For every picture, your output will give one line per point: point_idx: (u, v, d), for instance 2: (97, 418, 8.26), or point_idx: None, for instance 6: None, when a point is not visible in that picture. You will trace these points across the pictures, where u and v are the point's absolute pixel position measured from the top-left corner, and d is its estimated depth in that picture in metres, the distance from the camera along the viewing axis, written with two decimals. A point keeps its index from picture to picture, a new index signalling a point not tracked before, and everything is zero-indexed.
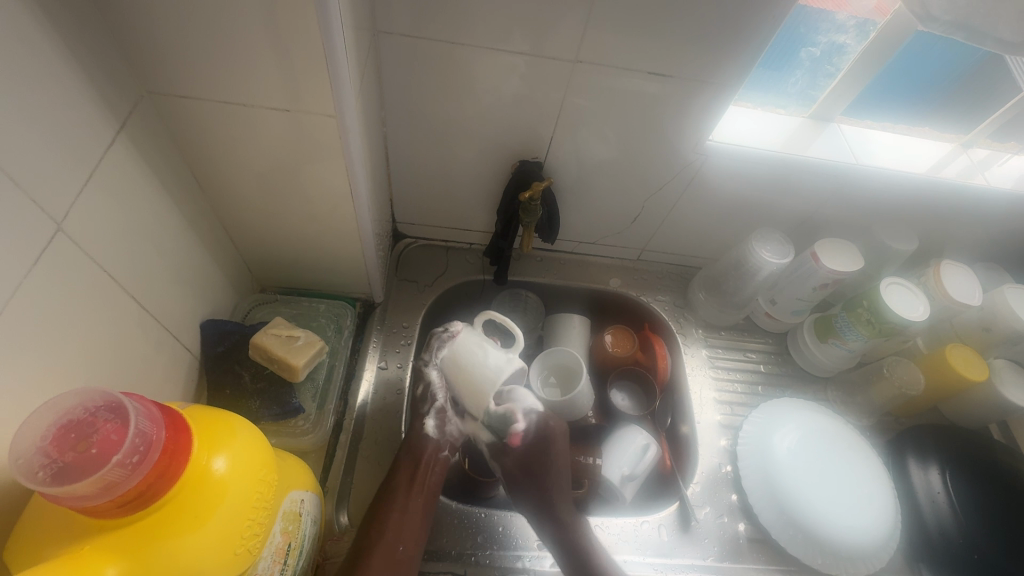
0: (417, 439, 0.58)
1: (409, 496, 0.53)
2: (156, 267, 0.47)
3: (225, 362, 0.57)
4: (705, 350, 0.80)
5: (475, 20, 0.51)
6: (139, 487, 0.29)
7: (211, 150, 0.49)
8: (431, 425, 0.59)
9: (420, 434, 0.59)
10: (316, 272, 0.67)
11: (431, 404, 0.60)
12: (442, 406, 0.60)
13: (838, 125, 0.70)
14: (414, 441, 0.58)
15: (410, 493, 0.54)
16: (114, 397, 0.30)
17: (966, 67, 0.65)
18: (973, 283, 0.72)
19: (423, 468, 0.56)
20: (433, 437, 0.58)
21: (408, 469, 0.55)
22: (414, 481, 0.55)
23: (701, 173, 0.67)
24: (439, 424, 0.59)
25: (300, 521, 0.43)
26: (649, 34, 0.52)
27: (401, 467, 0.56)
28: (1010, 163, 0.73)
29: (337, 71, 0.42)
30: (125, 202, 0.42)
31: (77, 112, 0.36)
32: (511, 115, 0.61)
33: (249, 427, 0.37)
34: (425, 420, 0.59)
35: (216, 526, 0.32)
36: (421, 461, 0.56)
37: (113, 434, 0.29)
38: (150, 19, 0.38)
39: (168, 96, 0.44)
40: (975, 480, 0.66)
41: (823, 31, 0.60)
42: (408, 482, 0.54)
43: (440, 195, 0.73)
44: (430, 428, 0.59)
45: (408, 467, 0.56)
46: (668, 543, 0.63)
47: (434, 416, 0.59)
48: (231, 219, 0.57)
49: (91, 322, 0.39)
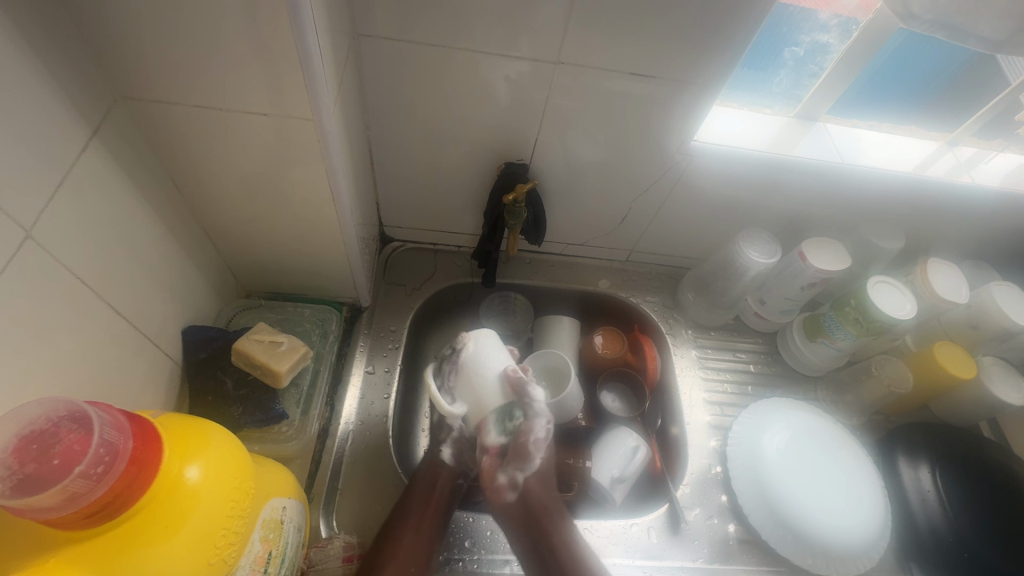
0: (434, 464, 0.59)
1: (422, 519, 0.55)
2: (134, 273, 0.47)
3: (207, 368, 0.56)
4: (695, 351, 0.80)
5: (455, 22, 0.51)
6: (105, 498, 0.28)
7: (189, 155, 0.48)
8: (447, 452, 0.59)
9: (437, 460, 0.59)
10: (301, 277, 0.66)
11: (447, 433, 0.60)
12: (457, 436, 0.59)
13: (824, 124, 0.70)
14: (431, 465, 0.59)
15: (424, 517, 0.55)
16: (78, 406, 0.30)
17: (949, 65, 0.65)
18: (958, 280, 0.72)
19: (437, 490, 0.57)
20: (449, 465, 0.59)
21: (422, 491, 0.57)
22: (428, 502, 0.56)
23: (687, 173, 0.67)
24: (457, 454, 0.59)
25: (282, 529, 0.42)
26: (631, 35, 0.52)
27: (415, 491, 0.57)
28: (995, 160, 0.73)
29: (312, 75, 0.41)
30: (99, 208, 0.41)
31: (46, 117, 0.35)
32: (494, 117, 0.61)
33: (225, 433, 0.37)
34: (443, 447, 0.60)
35: (189, 535, 0.31)
36: (436, 485, 0.57)
37: (76, 444, 0.28)
38: (120, 23, 0.37)
39: (144, 101, 0.43)
40: (964, 478, 0.66)
41: (806, 31, 0.60)
42: (422, 503, 0.56)
43: (427, 198, 0.73)
44: (444, 455, 0.59)
45: (422, 490, 0.57)
46: (658, 546, 0.63)
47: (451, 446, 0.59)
48: (214, 225, 0.57)
49: (64, 330, 0.39)
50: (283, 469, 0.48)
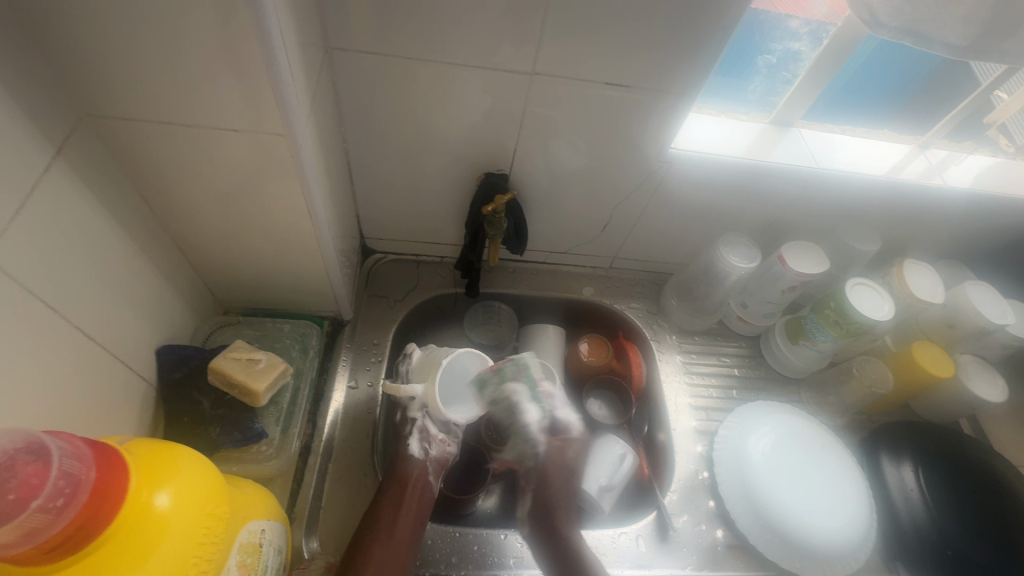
0: (404, 463, 0.57)
1: (396, 520, 0.53)
2: (104, 295, 0.46)
3: (182, 388, 0.55)
4: (680, 356, 0.80)
5: (429, 35, 0.51)
6: (66, 532, 0.27)
7: (160, 173, 0.48)
8: (415, 446, 0.58)
9: (404, 455, 0.57)
10: (281, 292, 0.66)
11: (412, 424, 0.59)
12: (421, 424, 0.58)
13: (799, 130, 0.71)
14: (400, 466, 0.57)
15: (398, 521, 0.53)
16: (36, 437, 0.28)
17: (917, 72, 0.66)
18: (934, 281, 0.73)
19: (409, 492, 0.55)
20: (418, 459, 0.57)
21: (395, 492, 0.55)
22: (402, 503, 0.54)
23: (666, 181, 0.67)
24: (422, 441, 0.58)
25: (260, 553, 0.41)
26: (605, 45, 0.52)
27: (388, 492, 0.55)
28: (967, 162, 0.74)
29: (283, 89, 0.41)
30: (63, 228, 0.40)
31: (6, 137, 0.35)
32: (473, 128, 0.61)
33: (198, 457, 0.36)
34: (410, 441, 0.58)
35: (157, 565, 0.30)
36: (408, 486, 0.55)
37: (33, 477, 0.27)
38: (83, 40, 0.37)
39: (111, 119, 0.43)
40: (945, 476, 0.67)
41: (778, 39, 0.61)
42: (396, 504, 0.54)
43: (408, 210, 0.73)
44: (415, 450, 0.58)
45: (395, 490, 0.55)
46: (646, 554, 0.62)
47: (417, 438, 0.58)
48: (188, 242, 0.56)
49: (27, 355, 0.38)
50: (260, 489, 0.47)
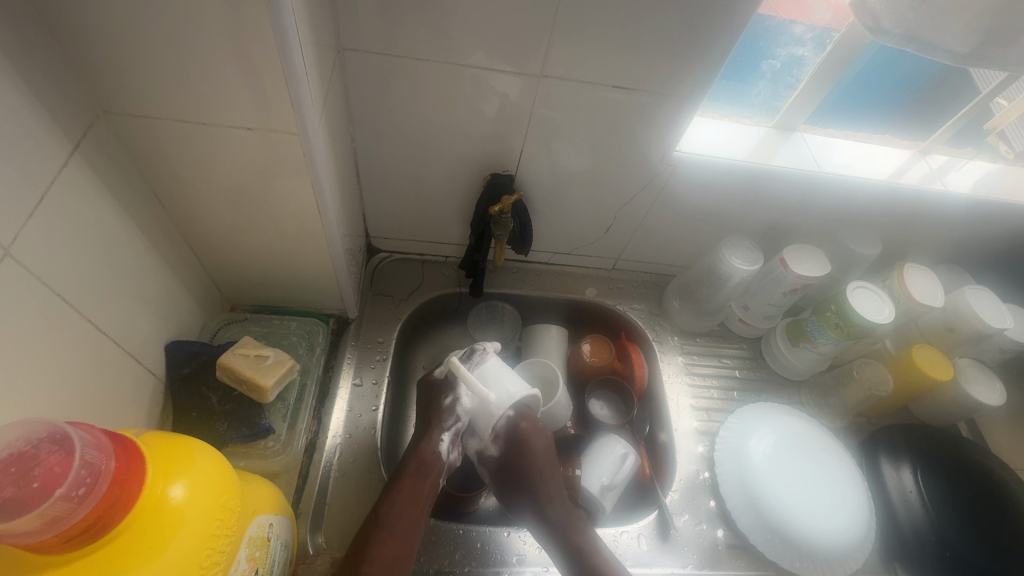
0: (429, 456, 0.56)
1: (411, 513, 0.51)
2: (115, 290, 0.46)
3: (191, 384, 0.56)
4: (682, 358, 0.80)
5: (439, 35, 0.52)
6: (86, 521, 0.28)
7: (172, 170, 0.48)
8: (446, 444, 0.57)
9: (432, 449, 0.56)
10: (287, 290, 0.66)
11: (454, 420, 0.58)
12: (461, 427, 0.59)
13: (802, 134, 0.72)
14: (427, 458, 0.56)
15: (411, 517, 0.51)
16: (58, 427, 0.29)
17: (918, 79, 0.67)
18: (936, 286, 0.73)
19: (425, 488, 0.54)
20: (443, 458, 0.56)
21: (412, 482, 0.53)
22: (417, 497, 0.53)
23: (669, 183, 0.68)
24: (453, 444, 0.58)
25: (268, 547, 0.42)
26: (614, 49, 0.53)
27: (406, 481, 0.53)
28: (968, 168, 0.75)
29: (297, 89, 0.41)
30: (79, 224, 0.41)
31: (27, 134, 0.35)
32: (480, 129, 0.62)
33: (211, 450, 0.37)
34: (443, 436, 0.57)
35: (174, 554, 0.31)
36: (426, 483, 0.54)
37: (57, 467, 0.28)
38: (100, 39, 0.37)
39: (126, 116, 0.43)
40: (943, 479, 0.68)
41: (782, 44, 0.62)
42: (413, 496, 0.52)
43: (414, 209, 0.73)
44: (443, 445, 0.57)
45: (412, 480, 0.54)
46: (647, 553, 0.63)
47: (450, 436, 0.58)
48: (198, 239, 0.57)
49: (43, 347, 0.38)
50: (268, 484, 0.47)
